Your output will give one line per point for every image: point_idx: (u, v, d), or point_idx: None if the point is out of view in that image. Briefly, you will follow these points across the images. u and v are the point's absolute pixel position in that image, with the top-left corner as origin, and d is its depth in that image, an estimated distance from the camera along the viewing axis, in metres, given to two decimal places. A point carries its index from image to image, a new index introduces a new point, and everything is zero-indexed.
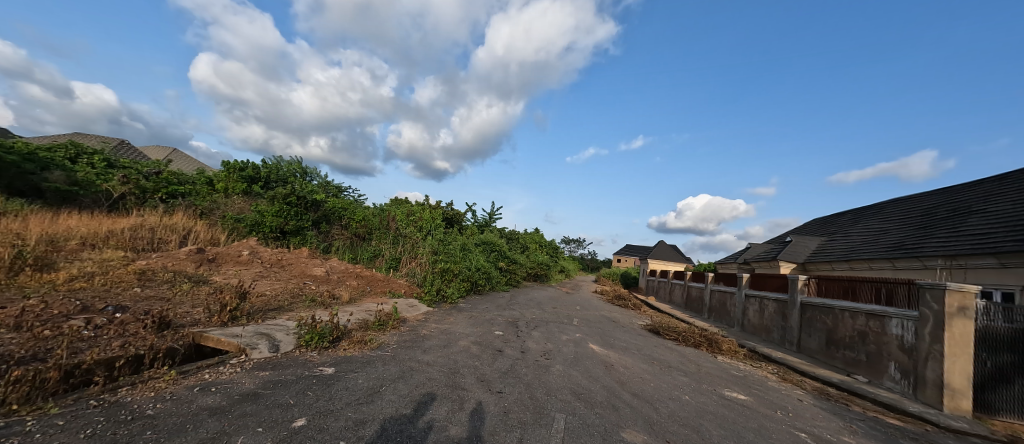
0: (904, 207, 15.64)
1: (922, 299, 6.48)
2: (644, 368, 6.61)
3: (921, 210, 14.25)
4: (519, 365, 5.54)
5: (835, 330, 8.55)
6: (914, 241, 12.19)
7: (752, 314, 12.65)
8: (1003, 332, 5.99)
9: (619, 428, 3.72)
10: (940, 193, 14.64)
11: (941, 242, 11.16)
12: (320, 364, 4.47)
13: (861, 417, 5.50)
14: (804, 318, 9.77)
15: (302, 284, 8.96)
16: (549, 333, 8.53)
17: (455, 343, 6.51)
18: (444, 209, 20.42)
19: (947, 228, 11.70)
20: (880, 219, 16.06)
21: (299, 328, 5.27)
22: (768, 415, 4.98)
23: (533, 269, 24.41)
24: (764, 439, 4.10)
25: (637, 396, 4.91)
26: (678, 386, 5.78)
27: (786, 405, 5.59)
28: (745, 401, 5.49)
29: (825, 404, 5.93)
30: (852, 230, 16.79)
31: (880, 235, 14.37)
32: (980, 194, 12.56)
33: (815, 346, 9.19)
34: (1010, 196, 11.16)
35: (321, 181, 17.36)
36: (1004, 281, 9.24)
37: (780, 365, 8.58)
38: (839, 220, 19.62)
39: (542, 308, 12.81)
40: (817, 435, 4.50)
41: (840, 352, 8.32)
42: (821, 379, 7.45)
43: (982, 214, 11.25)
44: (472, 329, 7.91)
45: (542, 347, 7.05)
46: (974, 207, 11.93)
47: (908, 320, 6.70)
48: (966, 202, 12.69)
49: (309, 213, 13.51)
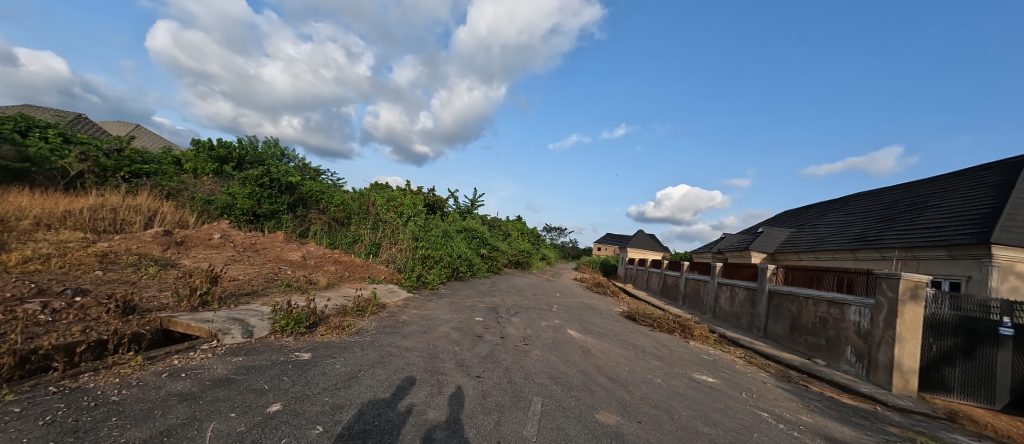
0: (867, 201, 16.44)
1: (879, 287, 6.87)
2: (619, 352, 6.81)
3: (883, 205, 15.01)
4: (499, 350, 5.62)
5: (799, 316, 9.01)
6: (875, 234, 12.86)
7: (724, 301, 13.14)
8: (949, 318, 6.44)
9: (593, 410, 3.85)
10: (900, 189, 15.45)
11: (898, 235, 11.83)
12: (296, 350, 4.41)
13: (818, 397, 5.84)
14: (771, 306, 10.24)
15: (277, 269, 8.73)
16: (529, 319, 8.65)
17: (435, 329, 6.51)
18: (426, 195, 20.21)
19: (905, 221, 12.39)
20: (845, 212, 16.85)
21: (274, 313, 5.16)
22: (733, 396, 5.25)
23: (514, 256, 24.57)
24: (729, 418, 4.33)
25: (612, 379, 5.07)
26: (651, 369, 5.99)
27: (750, 387, 5.89)
28: (713, 384, 5.74)
29: (787, 386, 6.28)
30: (819, 223, 17.57)
31: (844, 227, 15.09)
32: (936, 190, 13.31)
33: (780, 331, 9.67)
34: (962, 192, 11.89)
35: (297, 163, 16.84)
36: (952, 271, 9.92)
37: (747, 349, 8.99)
38: (807, 213, 20.48)
39: (522, 295, 12.96)
40: (778, 414, 4.76)
41: (803, 337, 8.78)
42: (784, 362, 7.86)
43: (936, 209, 11.95)
44: (452, 315, 7.93)
45: (521, 333, 7.14)
46: (929, 203, 12.64)
47: (865, 308, 7.12)
48: (922, 197, 13.42)
49: (284, 196, 13.13)
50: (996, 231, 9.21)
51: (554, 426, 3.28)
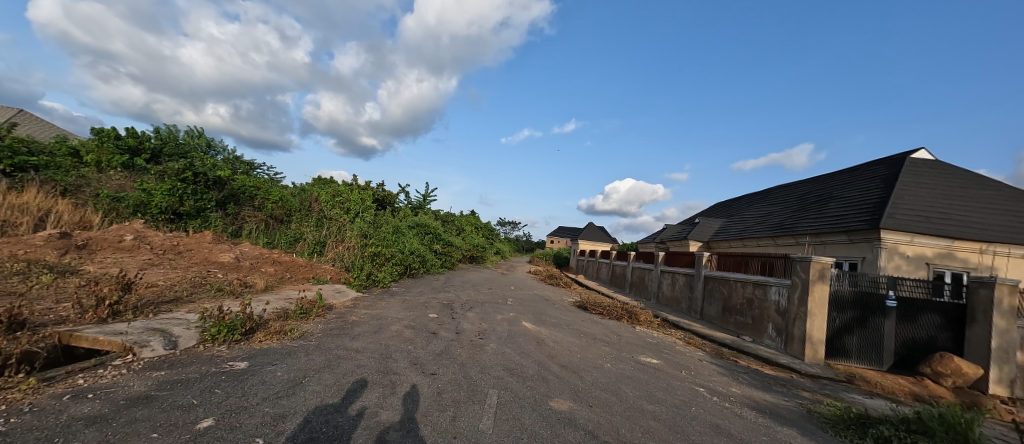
0: (785, 192, 18.32)
1: (794, 270, 7.71)
2: (572, 341, 7.04)
3: (798, 196, 16.82)
4: (454, 346, 5.58)
5: (730, 298, 9.89)
6: (791, 222, 14.40)
7: (666, 287, 14.04)
8: (848, 294, 7.40)
9: (548, 398, 3.95)
10: (812, 181, 17.39)
11: (809, 223, 13.34)
12: (231, 359, 4.06)
13: (746, 370, 6.47)
14: (706, 290, 11.13)
15: (205, 272, 7.95)
16: (483, 313, 8.66)
17: (387, 328, 6.31)
18: (375, 190, 19.40)
19: (815, 211, 13.98)
20: (767, 203, 18.66)
21: (202, 321, 4.71)
22: (675, 375, 5.65)
23: (469, 251, 24.41)
24: (670, 395, 4.66)
25: (565, 367, 5.25)
26: (601, 355, 6.28)
27: (688, 365, 6.39)
28: (657, 365, 6.14)
29: (720, 362, 6.88)
30: (746, 212, 19.30)
31: (766, 216, 16.72)
32: (840, 182, 15.15)
33: (714, 312, 10.54)
34: (859, 184, 13.65)
35: (227, 156, 15.38)
36: (850, 253, 11.40)
37: (686, 331, 9.72)
38: (737, 204, 22.41)
39: (477, 290, 12.93)
40: (712, 388, 5.22)
41: (733, 317, 9.66)
42: (718, 341, 8.60)
43: (839, 199, 13.62)
44: (404, 313, 7.72)
45: (476, 327, 7.14)
46: (834, 194, 14.37)
47: (783, 288, 7.96)
48: (829, 189, 15.19)
49: (211, 192, 11.95)
50: (886, 218, 10.68)
51: (510, 417, 3.33)
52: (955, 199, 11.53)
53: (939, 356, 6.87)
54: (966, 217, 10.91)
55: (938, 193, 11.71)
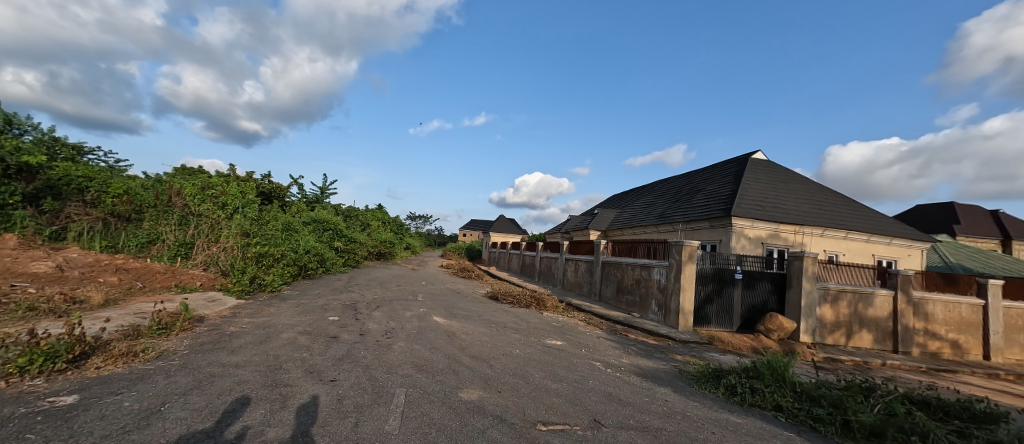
0: (665, 186, 21.04)
1: (671, 252, 8.94)
2: (483, 331, 7.15)
3: (674, 189, 19.46)
4: (357, 349, 5.23)
5: (622, 280, 11.06)
6: (669, 212, 16.63)
7: (569, 273, 15.10)
8: (710, 271, 8.85)
9: (458, 390, 3.96)
10: (685, 176, 20.27)
11: (683, 212, 15.58)
12: (52, 395, 3.20)
13: (634, 342, 7.32)
14: (603, 274, 12.27)
15: (9, 288, 6.11)
16: (391, 311, 8.28)
17: (277, 336, 5.63)
18: (259, 182, 17.00)
19: (687, 201, 16.35)
20: (651, 195, 21.22)
21: (2, 351, 3.62)
22: (576, 353, 6.14)
23: (375, 247, 22.99)
24: (572, 372, 5.04)
25: (476, 357, 5.32)
26: (511, 342, 6.50)
27: (588, 343, 6.99)
28: (561, 346, 6.59)
29: (613, 338, 7.67)
30: (635, 204, 21.69)
31: (651, 207, 19.04)
32: (704, 177, 17.94)
33: (609, 294, 11.69)
34: (718, 179, 16.34)
35: (40, 136, 11.90)
36: (712, 237, 13.63)
37: (586, 312, 10.60)
38: (628, 196, 25.04)
39: (384, 287, 12.29)
40: (607, 362, 5.80)
41: (624, 296, 10.84)
42: (612, 318, 9.57)
43: (704, 191, 16.13)
44: (299, 318, 6.97)
45: (383, 326, 6.79)
46: (700, 187, 16.98)
47: (663, 269, 9.19)
48: (697, 183, 17.88)
49: (15, 184, 9.18)
50: (735, 208, 13.00)
51: (418, 414, 3.25)
52: (781, 191, 14.54)
53: (769, 316, 8.65)
54: (788, 205, 13.85)
55: (770, 187, 14.64)
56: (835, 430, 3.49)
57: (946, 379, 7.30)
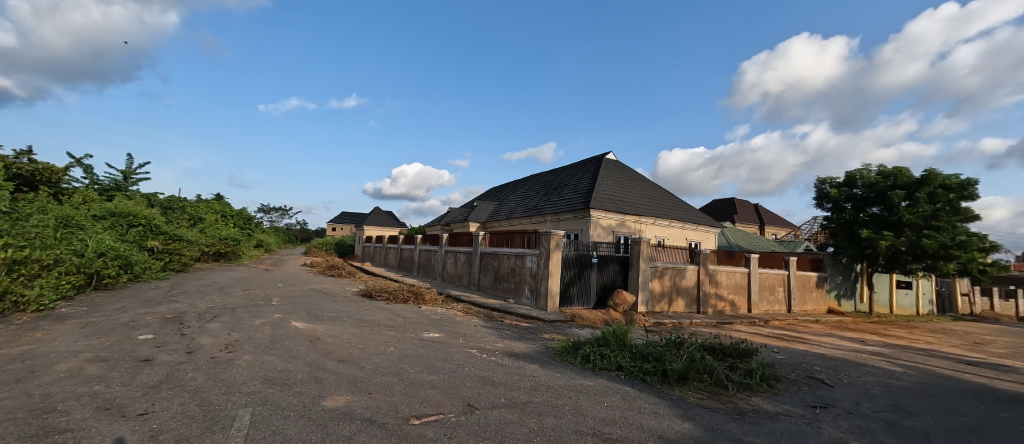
0: (537, 180, 22.69)
1: (540, 241, 9.70)
2: (353, 333, 6.63)
3: (544, 183, 21.15)
4: (184, 370, 4.28)
5: (498, 269, 11.58)
6: (540, 204, 18.03)
7: (449, 265, 15.10)
8: (572, 256, 9.94)
9: (321, 399, 3.60)
10: (553, 172, 22.19)
11: (551, 204, 17.07)
12: None
13: (508, 327, 7.76)
14: (481, 264, 12.63)
15: None
16: (236, 320, 6.99)
17: (51, 369, 4.19)
18: (15, 162, 12.23)
19: (555, 195, 17.97)
20: (525, 188, 22.65)
21: None
22: (453, 343, 6.20)
23: (211, 246, 19.00)
24: (448, 362, 5.08)
25: (344, 361, 4.91)
26: (384, 340, 6.18)
27: (464, 332, 7.13)
28: (438, 338, 6.56)
29: (489, 324, 7.99)
30: (511, 196, 22.85)
31: (524, 200, 20.32)
32: (569, 173, 19.94)
33: (487, 283, 12.12)
34: (580, 175, 18.37)
35: None
36: (575, 226, 15.30)
37: (464, 302, 10.78)
38: (504, 189, 26.22)
39: (226, 293, 10.29)
40: (482, 348, 6.02)
41: (501, 284, 11.38)
42: (489, 306, 9.96)
43: (569, 186, 17.94)
44: (91, 341, 5.32)
45: (223, 339, 5.69)
46: (565, 182, 18.83)
47: (534, 256, 9.95)
48: (563, 178, 19.78)
49: None
50: (593, 201, 14.85)
51: (268, 433, 2.85)
52: (626, 187, 17.16)
53: (616, 292, 10.20)
54: (631, 199, 16.44)
55: (619, 183, 17.14)
56: (658, 379, 4.34)
57: (729, 329, 9.77)
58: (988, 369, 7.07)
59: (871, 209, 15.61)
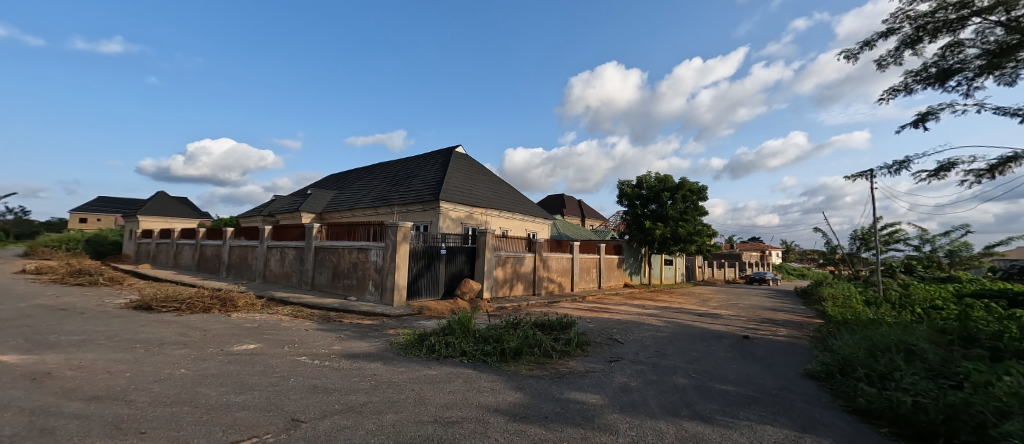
0: (383, 169, 21.40)
1: (386, 234, 9.22)
2: (117, 359, 4.99)
3: (391, 172, 20.12)
4: None
5: (337, 264, 10.49)
6: (387, 195, 17.11)
7: (272, 263, 12.87)
8: (420, 248, 9.80)
9: None
10: (400, 162, 21.31)
11: (399, 195, 16.40)
12: None
13: (346, 327, 7.14)
14: (315, 260, 11.20)
15: None
16: None
17: None
18: None
19: (403, 185, 17.32)
20: (369, 177, 21.09)
21: None
22: (276, 353, 5.36)
23: None
24: (266, 375, 4.36)
25: (100, 398, 3.65)
26: (171, 362, 4.87)
27: (291, 339, 6.23)
28: (254, 350, 5.55)
29: (323, 326, 7.19)
30: (352, 185, 20.93)
31: (369, 189, 18.92)
32: (418, 164, 19.50)
33: (323, 280, 10.84)
34: (429, 167, 18.17)
35: None
36: (423, 218, 15.10)
37: (292, 305, 9.39)
38: (344, 178, 23.82)
39: None
40: (313, 353, 5.39)
41: (340, 281, 10.36)
42: (324, 306, 8.96)
43: (417, 177, 17.54)
44: None
45: None
46: (414, 172, 18.34)
47: (379, 250, 9.40)
48: (411, 168, 19.21)
49: None
50: (441, 193, 14.92)
51: None
52: (474, 181, 17.86)
53: (463, 281, 10.59)
54: (478, 192, 17.21)
55: (467, 177, 17.69)
56: (497, 358, 4.73)
57: (556, 307, 11.33)
58: (710, 318, 10.25)
59: (651, 206, 20.38)
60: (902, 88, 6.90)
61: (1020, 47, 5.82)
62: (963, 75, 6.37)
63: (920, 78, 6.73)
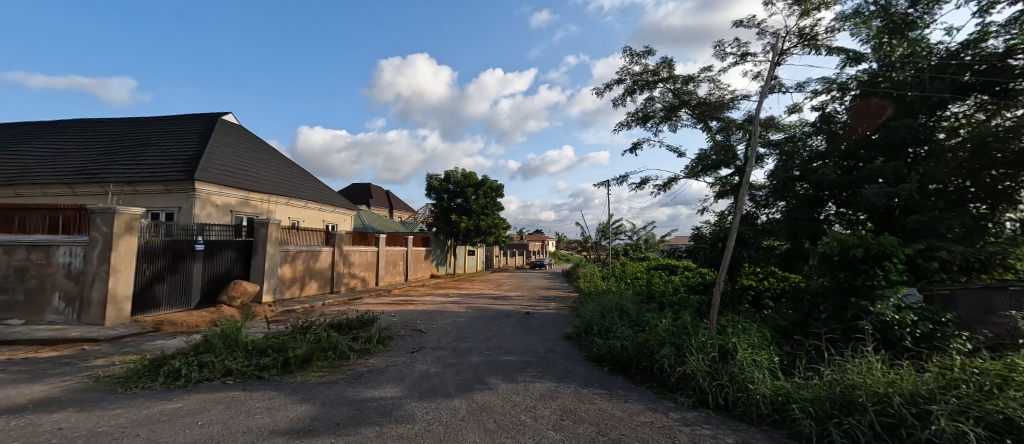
0: (91, 130, 14.88)
1: (92, 224, 6.45)
2: None
3: (108, 136, 14.22)
4: None
5: None
6: (100, 169, 12.05)
7: None
8: (158, 244, 7.38)
9: None
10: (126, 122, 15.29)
11: (123, 171, 11.81)
12: None
13: (7, 366, 4.70)
14: None
15: None
16: None
17: None
18: None
19: (130, 157, 12.54)
20: (62, 139, 14.29)
21: None
22: None
23: None
24: None
25: None
26: None
27: None
28: None
29: None
30: (25, 149, 13.74)
31: (62, 158, 12.85)
32: (158, 128, 14.46)
33: None
34: (177, 135, 13.74)
35: None
36: (168, 204, 11.38)
37: None
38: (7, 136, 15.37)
39: None
40: None
41: None
42: None
43: (157, 147, 13.03)
44: None
45: None
46: (152, 141, 13.54)
47: (75, 247, 6.45)
48: (147, 134, 14.10)
49: None
50: (198, 171, 11.57)
51: None
52: (251, 160, 14.66)
53: (232, 284, 8.59)
54: (257, 175, 14.24)
55: (240, 154, 14.37)
56: (277, 371, 4.12)
57: (357, 305, 10.64)
58: (501, 300, 11.75)
59: (457, 200, 21.65)
60: (625, 123, 9.64)
61: (678, 107, 8.98)
62: (653, 120, 9.39)
63: (634, 117, 9.57)
